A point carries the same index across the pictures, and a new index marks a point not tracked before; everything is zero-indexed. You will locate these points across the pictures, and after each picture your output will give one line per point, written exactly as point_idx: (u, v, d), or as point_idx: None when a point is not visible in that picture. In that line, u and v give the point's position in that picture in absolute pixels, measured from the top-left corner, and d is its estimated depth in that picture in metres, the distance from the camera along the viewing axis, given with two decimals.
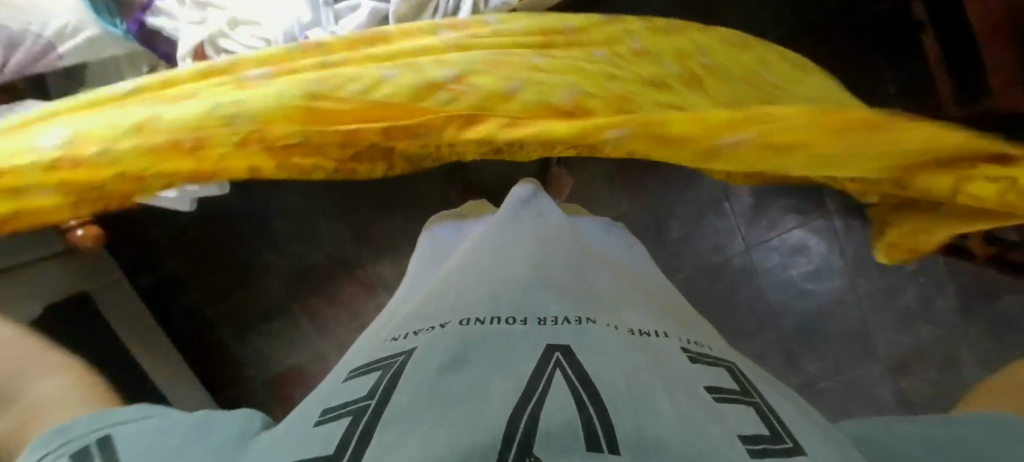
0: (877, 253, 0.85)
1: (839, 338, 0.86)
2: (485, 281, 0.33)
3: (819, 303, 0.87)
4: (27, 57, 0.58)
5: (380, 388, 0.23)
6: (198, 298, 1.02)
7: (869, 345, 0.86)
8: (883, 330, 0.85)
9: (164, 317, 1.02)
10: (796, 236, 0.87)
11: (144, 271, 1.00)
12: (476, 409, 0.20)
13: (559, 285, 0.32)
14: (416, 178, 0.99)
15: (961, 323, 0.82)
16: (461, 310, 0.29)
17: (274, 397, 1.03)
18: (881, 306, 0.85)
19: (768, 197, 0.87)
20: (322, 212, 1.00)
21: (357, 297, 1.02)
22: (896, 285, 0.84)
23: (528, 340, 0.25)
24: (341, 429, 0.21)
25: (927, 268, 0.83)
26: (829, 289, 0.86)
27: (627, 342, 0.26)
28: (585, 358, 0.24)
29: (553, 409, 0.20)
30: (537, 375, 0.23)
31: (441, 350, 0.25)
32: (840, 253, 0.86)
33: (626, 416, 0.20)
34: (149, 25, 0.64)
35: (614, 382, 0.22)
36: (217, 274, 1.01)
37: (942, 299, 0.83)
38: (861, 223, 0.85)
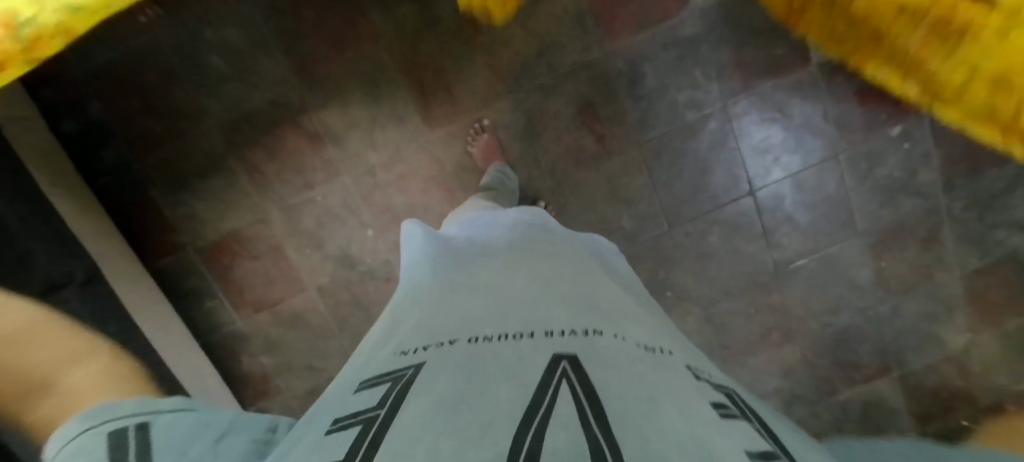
0: (862, 112, 0.90)
1: (821, 204, 0.93)
2: (496, 300, 0.38)
3: (793, 173, 0.93)
4: None
5: (388, 402, 0.28)
6: (127, 150, 0.95)
7: (849, 223, 0.93)
8: (862, 202, 0.92)
9: (88, 171, 0.95)
10: (782, 90, 0.90)
11: (66, 116, 0.92)
12: (479, 420, 0.24)
13: (571, 302, 0.38)
14: (366, 10, 0.91)
15: (943, 192, 0.91)
16: (468, 329, 0.34)
17: (209, 268, 1.00)
18: (863, 175, 0.92)
19: (748, 47, 0.89)
20: (263, 46, 0.91)
21: (302, 150, 0.96)
22: (878, 150, 0.91)
23: (540, 355, 0.29)
24: (352, 438, 0.25)
25: (911, 133, 0.90)
26: (797, 161, 0.92)
27: (631, 352, 0.31)
28: (590, 371, 0.28)
29: (556, 420, 0.23)
30: (546, 386, 0.26)
31: (451, 367, 0.29)
32: (824, 112, 0.90)
33: (628, 431, 0.22)
34: None
35: (623, 397, 0.25)
36: (152, 121, 0.94)
37: (926, 169, 0.91)
38: (853, 81, 0.89)
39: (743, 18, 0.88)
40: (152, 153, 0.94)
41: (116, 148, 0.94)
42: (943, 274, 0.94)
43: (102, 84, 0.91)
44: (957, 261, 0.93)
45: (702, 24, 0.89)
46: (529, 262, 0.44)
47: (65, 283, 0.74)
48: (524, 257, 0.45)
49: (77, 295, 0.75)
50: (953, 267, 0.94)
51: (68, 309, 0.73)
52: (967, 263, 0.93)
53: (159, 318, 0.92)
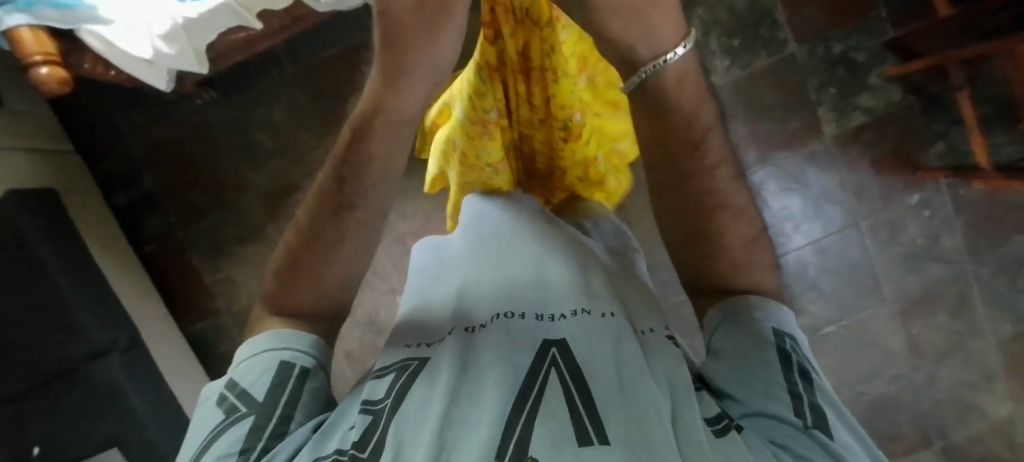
0: (880, 182, 0.95)
1: (844, 272, 0.96)
2: (498, 266, 0.38)
3: (815, 240, 0.96)
4: None
5: (394, 392, 0.30)
6: (172, 218, 1.05)
7: (874, 291, 0.95)
8: (886, 269, 0.95)
9: (137, 236, 1.05)
10: (795, 161, 0.97)
11: (121, 190, 1.04)
12: (477, 410, 0.27)
13: (559, 277, 0.36)
14: None
15: (971, 259, 0.93)
16: (463, 315, 0.35)
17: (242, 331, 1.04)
18: (884, 241, 0.95)
19: (762, 122, 0.97)
20: (308, 127, 1.02)
21: None
22: (899, 219, 0.95)
23: (528, 343, 0.31)
24: (362, 430, 0.28)
25: (930, 201, 0.94)
26: (817, 229, 0.96)
27: (621, 330, 0.32)
28: (576, 354, 0.30)
29: (546, 411, 0.27)
30: (538, 375, 0.29)
31: (448, 354, 0.32)
32: (838, 182, 0.96)
33: (614, 411, 0.26)
34: None
35: (606, 378, 0.28)
36: (191, 192, 1.04)
37: (949, 236, 0.94)
38: (864, 152, 0.96)
39: (754, 97, 0.97)
40: (200, 221, 1.04)
41: (163, 216, 1.05)
42: (978, 342, 0.93)
43: (156, 162, 1.04)
44: (993, 331, 0.93)
45: None
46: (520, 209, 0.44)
47: (108, 351, 0.82)
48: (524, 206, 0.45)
49: (117, 360, 0.83)
50: (987, 335, 0.93)
51: (108, 379, 0.80)
52: (1006, 332, 0.92)
53: (191, 377, 0.97)
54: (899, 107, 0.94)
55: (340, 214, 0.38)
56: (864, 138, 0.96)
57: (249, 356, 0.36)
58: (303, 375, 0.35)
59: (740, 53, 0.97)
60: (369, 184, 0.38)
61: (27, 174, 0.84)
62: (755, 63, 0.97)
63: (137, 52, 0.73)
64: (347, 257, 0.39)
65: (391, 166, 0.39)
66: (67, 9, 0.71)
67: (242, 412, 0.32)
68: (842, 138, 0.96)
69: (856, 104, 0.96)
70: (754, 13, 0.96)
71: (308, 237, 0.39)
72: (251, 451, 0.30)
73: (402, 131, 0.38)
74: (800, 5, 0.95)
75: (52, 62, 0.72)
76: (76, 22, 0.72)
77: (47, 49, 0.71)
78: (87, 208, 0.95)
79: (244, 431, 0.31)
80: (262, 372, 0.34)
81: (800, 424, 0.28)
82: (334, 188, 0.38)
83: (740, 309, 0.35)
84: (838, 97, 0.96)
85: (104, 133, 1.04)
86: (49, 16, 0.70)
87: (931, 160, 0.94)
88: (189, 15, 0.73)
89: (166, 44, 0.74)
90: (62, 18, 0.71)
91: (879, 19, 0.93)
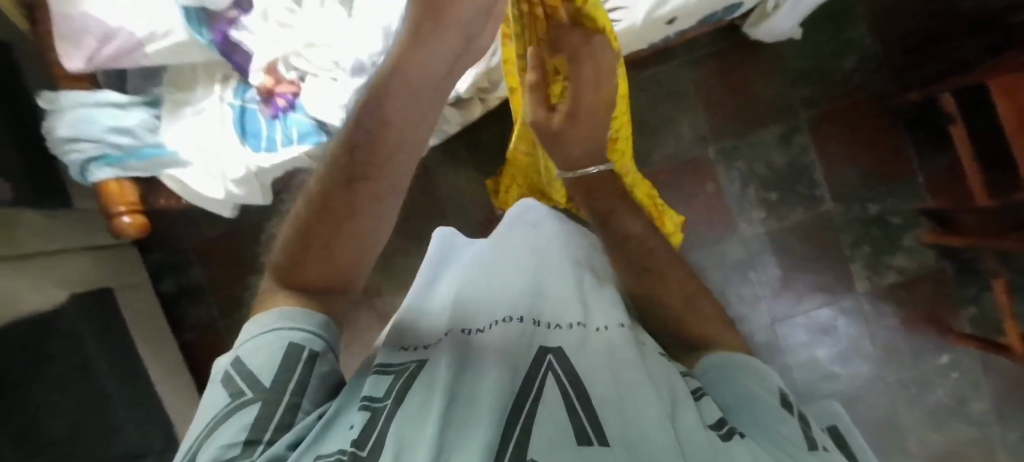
0: (914, 341, 0.99)
1: (868, 425, 0.99)
2: (494, 289, 0.45)
3: (841, 393, 1.00)
4: (117, 50, 0.76)
5: (394, 395, 0.35)
6: (214, 310, 1.15)
7: (898, 446, 0.98)
8: (911, 426, 0.98)
9: (180, 327, 1.15)
10: (825, 313, 1.01)
11: (168, 279, 1.16)
12: (474, 405, 0.33)
13: (555, 297, 0.44)
14: (441, 213, 1.08)
15: (997, 424, 0.96)
16: (464, 321, 0.42)
17: None
18: (912, 400, 0.99)
19: (787, 274, 1.02)
20: None
21: (370, 326, 1.10)
22: (927, 379, 0.99)
23: (530, 349, 0.38)
24: (365, 420, 0.33)
25: (960, 363, 0.97)
26: (844, 381, 1.00)
27: (618, 341, 0.39)
28: (572, 362, 0.37)
29: (546, 417, 0.32)
30: (538, 377, 0.35)
31: (449, 355, 0.38)
32: (868, 337, 1.00)
33: (613, 418, 0.32)
34: (231, 37, 0.81)
35: (603, 386, 0.34)
36: (236, 285, 1.15)
37: (976, 399, 0.97)
38: (901, 309, 1.00)
39: (782, 248, 1.02)
40: (241, 312, 1.14)
41: (209, 308, 1.15)
42: None
43: (200, 257, 1.15)
44: None
45: (749, 251, 1.03)
46: (524, 238, 0.51)
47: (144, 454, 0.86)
48: (531, 227, 0.52)
49: None
50: None
51: None
52: None
53: None
54: (932, 269, 0.99)
55: (346, 184, 0.40)
56: (897, 297, 1.00)
57: (252, 335, 0.40)
58: (309, 360, 0.39)
59: (777, 207, 1.03)
60: (383, 149, 0.39)
61: (86, 279, 0.93)
62: (792, 216, 1.03)
63: (209, 193, 0.81)
64: (365, 216, 0.41)
65: (407, 134, 0.39)
66: (150, 157, 0.80)
67: (249, 396, 0.36)
68: (873, 295, 1.00)
69: (890, 263, 1.00)
70: (793, 170, 1.03)
71: (321, 202, 0.41)
72: (258, 436, 0.34)
73: (422, 100, 0.38)
74: (837, 168, 1.02)
75: (133, 210, 0.82)
76: (156, 169, 0.81)
77: (130, 200, 0.81)
78: (132, 295, 1.04)
79: (252, 413, 0.35)
80: (267, 358, 0.38)
81: (805, 446, 0.33)
82: (348, 154, 0.39)
83: (735, 365, 0.42)
84: (871, 256, 1.01)
85: (157, 228, 1.15)
86: (135, 166, 0.80)
87: (962, 323, 0.98)
88: (262, 165, 0.79)
89: (237, 186, 0.81)
90: (145, 167, 0.80)
91: (911, 184, 1.00)
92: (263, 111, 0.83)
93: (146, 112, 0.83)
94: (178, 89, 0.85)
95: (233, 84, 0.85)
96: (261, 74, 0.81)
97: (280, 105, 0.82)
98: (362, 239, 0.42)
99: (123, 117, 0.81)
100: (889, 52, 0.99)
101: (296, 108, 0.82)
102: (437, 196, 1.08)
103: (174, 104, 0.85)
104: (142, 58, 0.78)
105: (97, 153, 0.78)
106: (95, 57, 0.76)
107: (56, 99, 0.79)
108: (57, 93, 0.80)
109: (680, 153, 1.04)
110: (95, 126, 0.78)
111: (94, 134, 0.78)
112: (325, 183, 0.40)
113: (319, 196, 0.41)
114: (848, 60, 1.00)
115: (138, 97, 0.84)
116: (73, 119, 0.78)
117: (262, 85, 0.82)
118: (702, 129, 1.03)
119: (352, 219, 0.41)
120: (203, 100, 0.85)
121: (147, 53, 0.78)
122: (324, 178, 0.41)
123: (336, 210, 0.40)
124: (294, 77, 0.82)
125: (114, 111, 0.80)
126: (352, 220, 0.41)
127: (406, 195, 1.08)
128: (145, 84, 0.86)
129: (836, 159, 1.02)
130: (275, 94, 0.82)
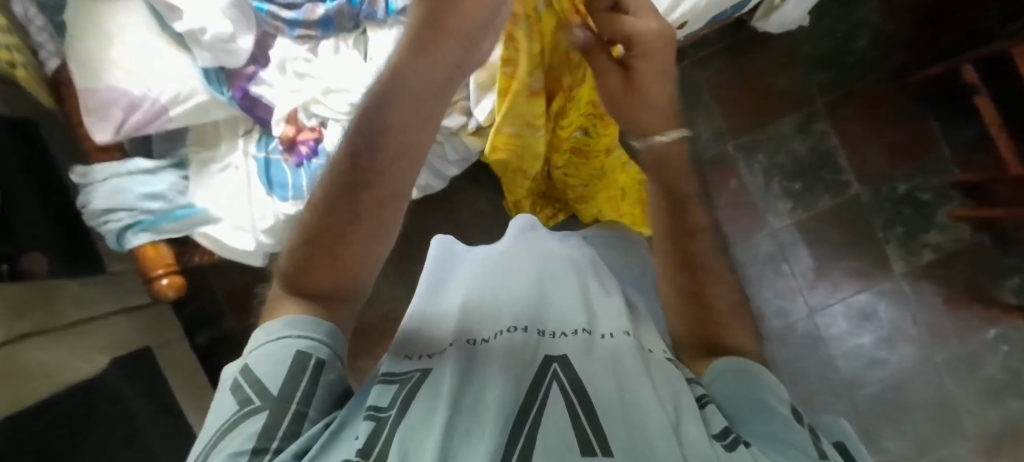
0: (959, 318, 0.96)
1: (921, 410, 0.95)
2: (501, 296, 0.42)
3: (888, 378, 0.96)
4: (143, 117, 0.80)
5: (398, 404, 0.32)
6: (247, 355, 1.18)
7: (955, 431, 0.94)
8: (968, 407, 0.94)
9: (217, 375, 1.18)
10: (862, 298, 0.99)
11: (201, 330, 1.19)
12: (478, 420, 0.30)
13: (561, 302, 0.42)
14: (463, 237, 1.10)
15: None
16: (472, 330, 0.39)
17: None
18: (965, 380, 0.94)
19: (818, 262, 1.00)
20: None
21: None
22: (978, 356, 0.95)
23: (534, 361, 0.34)
24: (370, 430, 0.30)
25: (1009, 336, 0.94)
26: (891, 367, 0.96)
27: (622, 346, 0.35)
28: (577, 369, 0.33)
29: (547, 426, 0.29)
30: (539, 389, 0.32)
31: (451, 366, 0.35)
32: (909, 318, 0.97)
33: (617, 427, 0.29)
34: (251, 92, 0.86)
35: (607, 393, 0.31)
36: None
37: None
38: (941, 287, 0.96)
39: (810, 237, 1.01)
40: None
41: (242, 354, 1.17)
42: None
43: (232, 305, 1.19)
44: None
45: (778, 244, 1.01)
46: (528, 249, 0.50)
47: None
48: (535, 242, 0.51)
49: None
50: None
51: None
52: None
53: None
54: (969, 243, 0.96)
55: (348, 187, 0.36)
56: (936, 275, 0.97)
57: (258, 343, 0.37)
58: (317, 367, 0.36)
59: (802, 196, 1.02)
60: (385, 152, 0.36)
61: (127, 342, 0.97)
62: (819, 204, 1.01)
63: (241, 245, 0.84)
64: (370, 221, 0.37)
65: (413, 137, 0.37)
66: (182, 218, 0.83)
67: (257, 407, 0.33)
68: (911, 275, 0.98)
69: (924, 241, 0.97)
70: (815, 158, 1.02)
71: (324, 208, 0.37)
72: (264, 448, 0.31)
73: (419, 99, 0.36)
74: (861, 150, 1.01)
75: (171, 271, 0.82)
76: (190, 228, 0.84)
77: (167, 262, 0.82)
78: (171, 349, 1.07)
79: (258, 423, 0.32)
80: (273, 367, 0.35)
81: (819, 458, 0.29)
82: (348, 160, 0.37)
83: (745, 375, 0.36)
84: (904, 235, 0.98)
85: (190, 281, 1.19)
86: (168, 228, 0.83)
87: (1007, 295, 0.94)
88: (289, 212, 0.83)
89: (266, 236, 0.84)
90: (178, 227, 0.83)
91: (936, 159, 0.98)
92: (287, 160, 0.86)
93: (174, 174, 0.87)
94: (203, 147, 0.89)
95: (256, 137, 0.90)
96: (282, 125, 0.85)
97: (302, 152, 0.85)
98: (370, 247, 0.38)
99: (152, 182, 0.84)
100: (899, 30, 0.99)
101: (317, 154, 0.85)
102: (456, 220, 1.10)
103: (200, 163, 0.88)
104: (167, 124, 0.82)
105: (133, 220, 0.81)
106: (123, 126, 0.80)
107: (89, 172, 0.83)
108: (89, 167, 0.83)
109: (700, 152, 1.04)
110: (128, 194, 0.82)
111: (128, 203, 0.81)
112: (328, 191, 0.37)
113: (322, 204, 0.37)
114: (860, 41, 1.00)
115: (164, 161, 0.88)
116: (107, 190, 0.82)
117: (284, 135, 0.85)
118: (719, 127, 1.03)
119: (355, 223, 0.37)
120: (228, 156, 0.88)
121: (171, 117, 0.82)
122: (325, 186, 0.38)
123: (338, 216, 0.37)
124: (315, 123, 0.86)
125: (144, 178, 0.84)
126: (354, 227, 0.37)
127: (426, 223, 1.10)
128: (172, 147, 0.90)
129: (856, 141, 1.01)
130: (298, 142, 0.85)
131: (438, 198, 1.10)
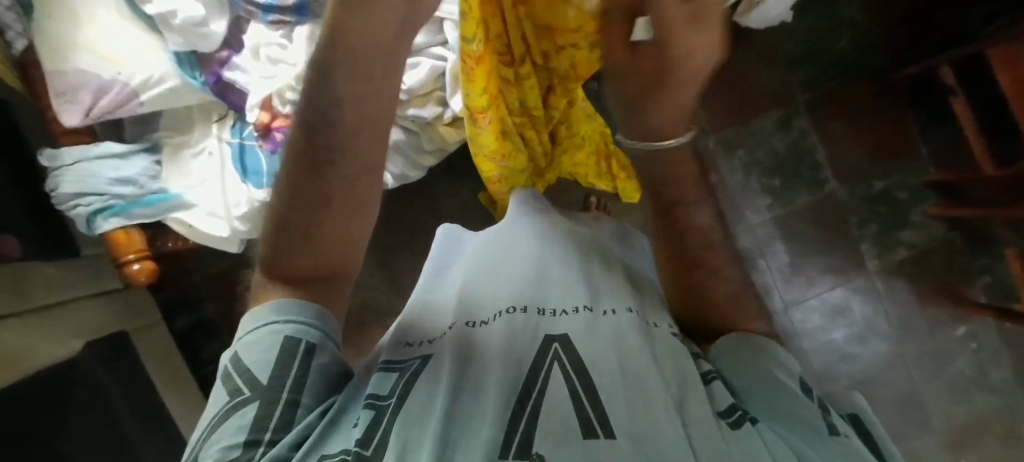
0: (929, 315, 0.98)
1: (890, 402, 0.98)
2: (499, 277, 0.42)
3: (860, 372, 0.99)
4: (111, 101, 0.77)
5: (398, 392, 0.32)
6: (226, 341, 1.16)
7: (922, 423, 0.97)
8: (935, 401, 0.97)
9: (195, 360, 1.16)
10: (838, 293, 1.01)
11: (178, 315, 1.16)
12: (477, 408, 0.30)
13: (561, 279, 0.41)
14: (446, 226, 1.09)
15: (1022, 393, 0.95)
16: (471, 312, 0.39)
17: None
18: (933, 375, 0.97)
19: (797, 257, 1.02)
20: None
21: None
22: (946, 351, 0.97)
23: (536, 339, 0.34)
24: (368, 422, 0.30)
25: (977, 334, 0.97)
26: (863, 361, 0.99)
27: (624, 325, 0.35)
28: (579, 348, 0.33)
29: (550, 408, 0.29)
30: (540, 369, 0.32)
31: (451, 353, 0.35)
32: (882, 314, 0.99)
33: (621, 406, 0.28)
34: (224, 77, 0.83)
35: (610, 373, 0.30)
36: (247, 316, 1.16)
37: (996, 368, 0.96)
38: (913, 284, 0.99)
39: (789, 232, 1.02)
40: None
41: (221, 340, 1.15)
42: None
43: (211, 291, 1.17)
44: None
45: (760, 239, 1.03)
46: (528, 226, 0.49)
47: None
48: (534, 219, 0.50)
49: None
50: None
51: None
52: None
53: None
54: (942, 241, 0.98)
55: (312, 165, 0.34)
56: (909, 272, 0.99)
57: (247, 331, 0.36)
58: (308, 351, 0.35)
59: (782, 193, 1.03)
60: (344, 127, 0.33)
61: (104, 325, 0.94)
62: (798, 200, 1.02)
63: (216, 233, 0.82)
64: (342, 196, 0.35)
65: (374, 109, 0.33)
66: (154, 203, 0.81)
67: (247, 396, 0.33)
68: (885, 272, 1.00)
69: (900, 239, 1.00)
70: (796, 155, 1.03)
71: (291, 190, 0.35)
72: (259, 437, 0.31)
73: (371, 66, 0.31)
74: (843, 148, 1.02)
75: (143, 256, 0.80)
76: (163, 213, 0.82)
77: (139, 248, 0.80)
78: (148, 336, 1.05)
79: (250, 413, 0.32)
80: (263, 355, 0.34)
81: (827, 431, 0.29)
82: (305, 132, 0.33)
83: (747, 347, 0.35)
84: (881, 233, 1.00)
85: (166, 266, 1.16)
86: (139, 213, 0.80)
87: (977, 293, 0.97)
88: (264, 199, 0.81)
89: (241, 223, 0.82)
90: (150, 213, 0.81)
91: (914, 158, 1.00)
92: (261, 147, 0.84)
93: (146, 159, 0.84)
94: (176, 132, 0.87)
95: (230, 122, 0.87)
96: (256, 110, 0.82)
97: (277, 139, 0.83)
98: (344, 223, 0.36)
99: (123, 166, 0.82)
100: (882, 30, 0.99)
101: None
102: (439, 209, 1.09)
103: (175, 148, 0.86)
104: (137, 108, 0.80)
105: (102, 205, 0.79)
106: (92, 111, 0.77)
107: (58, 156, 0.80)
108: (58, 149, 0.80)
109: None
110: (98, 178, 0.79)
111: (97, 187, 0.79)
112: (292, 171, 0.35)
113: (287, 186, 0.35)
114: (844, 39, 1.00)
115: (137, 144, 0.85)
116: (76, 174, 0.79)
117: (259, 120, 0.82)
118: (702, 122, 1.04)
119: (327, 201, 0.35)
120: (202, 141, 0.86)
121: (142, 101, 0.80)
122: (288, 167, 0.35)
123: (308, 198, 0.35)
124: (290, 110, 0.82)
125: (115, 162, 0.81)
126: (328, 204, 0.35)
127: (408, 211, 1.09)
128: (142, 131, 0.86)
129: (838, 139, 1.02)
130: (273, 129, 0.83)
131: (421, 186, 1.08)
